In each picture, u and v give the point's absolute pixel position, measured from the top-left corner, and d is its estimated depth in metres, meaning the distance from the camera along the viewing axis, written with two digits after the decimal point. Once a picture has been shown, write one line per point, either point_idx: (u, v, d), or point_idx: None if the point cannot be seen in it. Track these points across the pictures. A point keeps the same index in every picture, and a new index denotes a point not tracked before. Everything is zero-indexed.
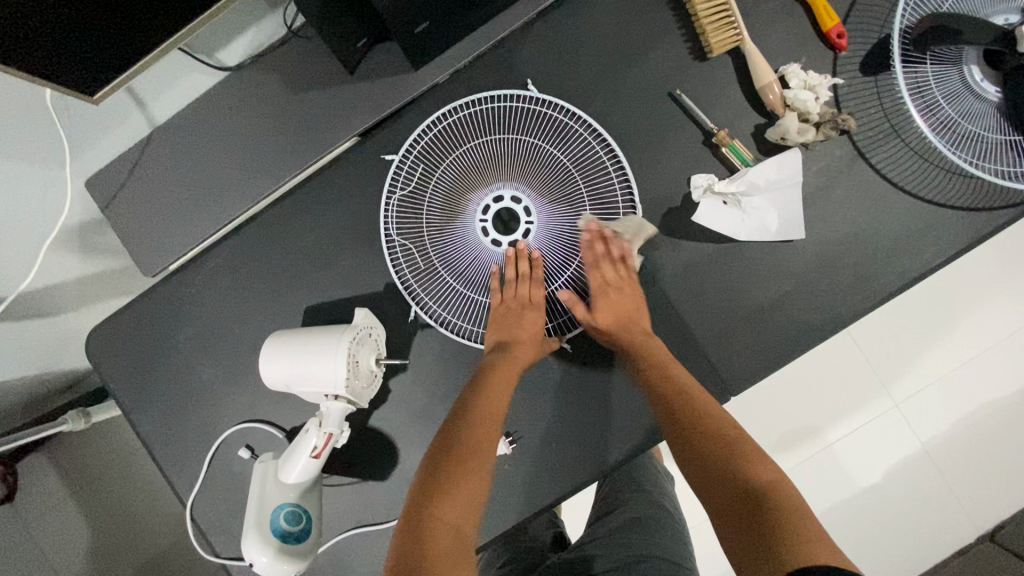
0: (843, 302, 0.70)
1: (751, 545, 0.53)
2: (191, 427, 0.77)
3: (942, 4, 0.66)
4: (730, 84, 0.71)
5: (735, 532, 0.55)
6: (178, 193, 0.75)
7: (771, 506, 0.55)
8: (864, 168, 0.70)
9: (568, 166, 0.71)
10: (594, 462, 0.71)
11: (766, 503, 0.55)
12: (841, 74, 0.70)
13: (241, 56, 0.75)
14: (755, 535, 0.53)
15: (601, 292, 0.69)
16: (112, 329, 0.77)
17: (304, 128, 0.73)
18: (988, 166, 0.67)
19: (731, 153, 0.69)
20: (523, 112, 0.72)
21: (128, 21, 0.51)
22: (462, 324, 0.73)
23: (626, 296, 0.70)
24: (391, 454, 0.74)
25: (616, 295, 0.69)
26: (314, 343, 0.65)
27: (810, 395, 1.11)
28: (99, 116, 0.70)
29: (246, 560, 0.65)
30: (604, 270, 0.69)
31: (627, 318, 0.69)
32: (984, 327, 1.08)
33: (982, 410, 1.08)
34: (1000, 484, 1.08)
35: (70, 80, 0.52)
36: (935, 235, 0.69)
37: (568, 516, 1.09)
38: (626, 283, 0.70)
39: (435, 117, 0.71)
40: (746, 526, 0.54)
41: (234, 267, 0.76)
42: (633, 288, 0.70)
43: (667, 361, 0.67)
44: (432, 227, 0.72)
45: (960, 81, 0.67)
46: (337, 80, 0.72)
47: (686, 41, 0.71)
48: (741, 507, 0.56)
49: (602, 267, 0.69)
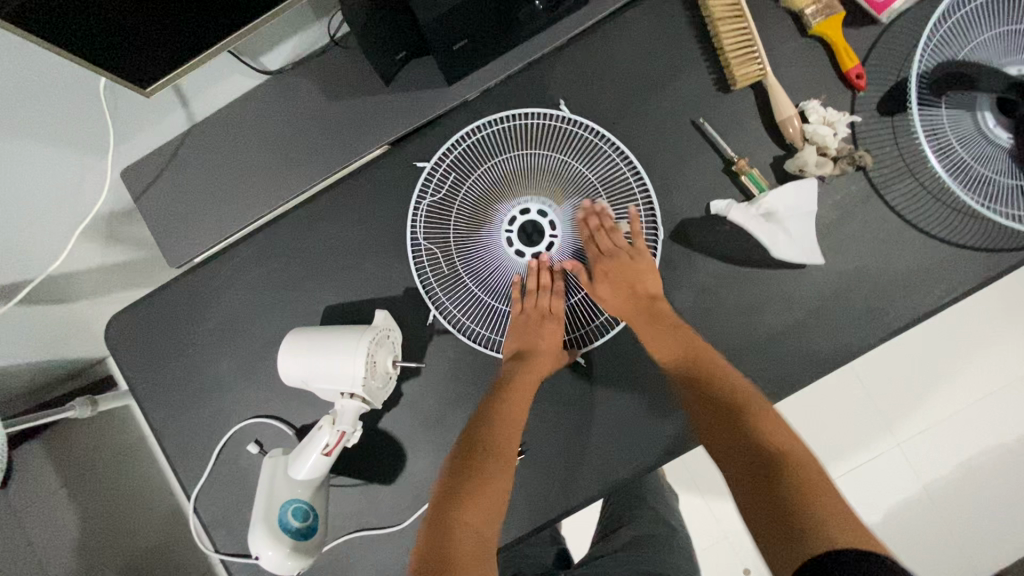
0: (852, 336, 0.71)
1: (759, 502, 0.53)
2: (204, 419, 0.77)
3: (958, 52, 0.69)
4: (753, 117, 0.73)
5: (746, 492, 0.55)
6: (211, 190, 0.77)
7: (783, 483, 0.53)
8: (879, 204, 0.72)
9: (594, 184, 0.74)
10: (602, 477, 0.72)
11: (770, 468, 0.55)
12: (858, 113, 0.72)
13: (282, 62, 0.78)
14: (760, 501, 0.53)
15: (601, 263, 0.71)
16: (133, 318, 0.78)
17: (338, 133, 0.75)
18: (999, 208, 0.69)
19: (749, 182, 0.71)
20: (552, 129, 0.74)
21: (189, 22, 0.53)
22: (480, 331, 0.74)
23: (628, 262, 0.71)
24: (398, 458, 0.74)
25: (615, 265, 0.71)
26: (334, 341, 0.66)
27: (814, 426, 1.11)
28: (140, 111, 0.72)
29: (252, 553, 0.66)
30: (600, 242, 0.72)
31: (631, 284, 0.70)
32: (988, 368, 1.09)
33: (983, 453, 1.08)
34: (1002, 531, 1.08)
35: (125, 72, 0.55)
36: (944, 275, 0.71)
37: (567, 533, 1.08)
38: (625, 249, 0.71)
39: (468, 130, 0.74)
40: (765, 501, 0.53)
41: (258, 264, 0.77)
42: (635, 256, 0.71)
43: (673, 324, 0.68)
44: (459, 235, 0.74)
45: (974, 126, 0.69)
46: (371, 91, 0.75)
47: (710, 74, 0.74)
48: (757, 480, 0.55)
49: (598, 241, 0.72)
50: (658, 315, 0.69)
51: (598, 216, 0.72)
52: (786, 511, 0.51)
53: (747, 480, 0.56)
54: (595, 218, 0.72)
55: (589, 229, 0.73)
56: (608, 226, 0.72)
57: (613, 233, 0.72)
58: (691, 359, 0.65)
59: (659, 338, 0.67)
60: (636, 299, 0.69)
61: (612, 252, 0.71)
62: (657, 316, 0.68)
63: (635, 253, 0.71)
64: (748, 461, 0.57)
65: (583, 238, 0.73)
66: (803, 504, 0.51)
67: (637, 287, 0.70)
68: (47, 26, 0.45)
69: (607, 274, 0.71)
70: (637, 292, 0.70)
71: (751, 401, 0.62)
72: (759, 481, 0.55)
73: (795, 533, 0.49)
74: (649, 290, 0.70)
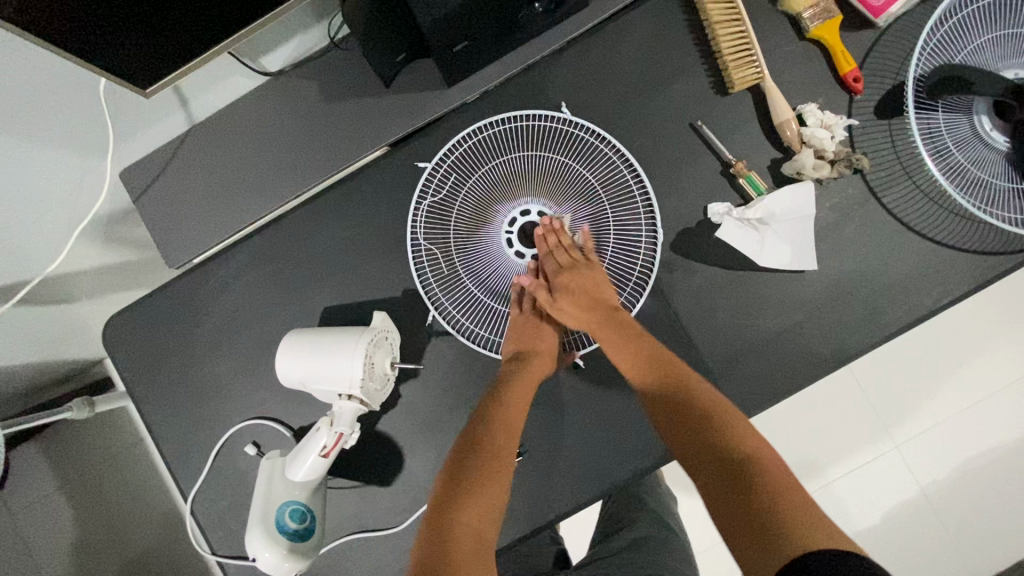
0: (850, 338, 0.71)
1: (737, 509, 0.53)
2: (202, 421, 0.77)
3: (954, 56, 0.70)
4: (751, 120, 0.73)
5: (721, 500, 0.54)
6: (210, 191, 0.77)
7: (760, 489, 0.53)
8: (876, 207, 0.72)
9: (595, 185, 0.74)
10: (600, 480, 0.72)
11: (747, 475, 0.55)
12: (856, 116, 0.73)
13: (282, 64, 0.78)
14: (736, 507, 0.53)
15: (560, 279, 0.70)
16: (131, 319, 0.78)
17: (338, 135, 0.76)
18: (996, 212, 0.69)
19: (748, 184, 0.71)
20: (552, 131, 0.74)
21: (188, 23, 0.54)
22: (480, 332, 0.74)
23: (587, 275, 0.70)
24: (397, 460, 0.74)
25: (575, 279, 0.70)
26: (333, 343, 0.66)
27: (812, 429, 1.11)
28: (140, 112, 0.72)
29: (249, 555, 0.65)
30: (558, 258, 0.71)
31: (593, 298, 0.70)
32: (986, 371, 1.09)
33: (982, 456, 1.08)
34: (1000, 534, 1.08)
35: (124, 72, 0.55)
36: (942, 278, 0.71)
37: (565, 534, 1.08)
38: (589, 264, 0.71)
39: (468, 131, 0.74)
40: (742, 508, 0.52)
41: (257, 265, 0.77)
42: (593, 271, 0.71)
43: (638, 334, 0.68)
44: (460, 236, 0.74)
45: (971, 130, 0.70)
46: (370, 93, 0.75)
47: (709, 77, 0.74)
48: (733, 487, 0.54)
49: (557, 256, 0.71)
50: (623, 325, 0.68)
51: (557, 235, 0.72)
52: (764, 517, 0.51)
53: (722, 487, 0.55)
54: (553, 235, 0.72)
55: (546, 246, 0.72)
56: (566, 243, 0.72)
57: (570, 249, 0.72)
58: (662, 371, 0.65)
59: (623, 349, 0.67)
60: (599, 313, 0.69)
61: (571, 267, 0.71)
62: (622, 326, 0.68)
63: (591, 266, 0.71)
64: (723, 469, 0.56)
65: (543, 253, 0.72)
66: (780, 511, 0.51)
67: (601, 300, 0.70)
68: (45, 25, 0.45)
69: (570, 289, 0.70)
70: (600, 305, 0.70)
71: (723, 409, 0.61)
72: (732, 487, 0.54)
73: (775, 537, 0.49)
74: (611, 302, 0.70)
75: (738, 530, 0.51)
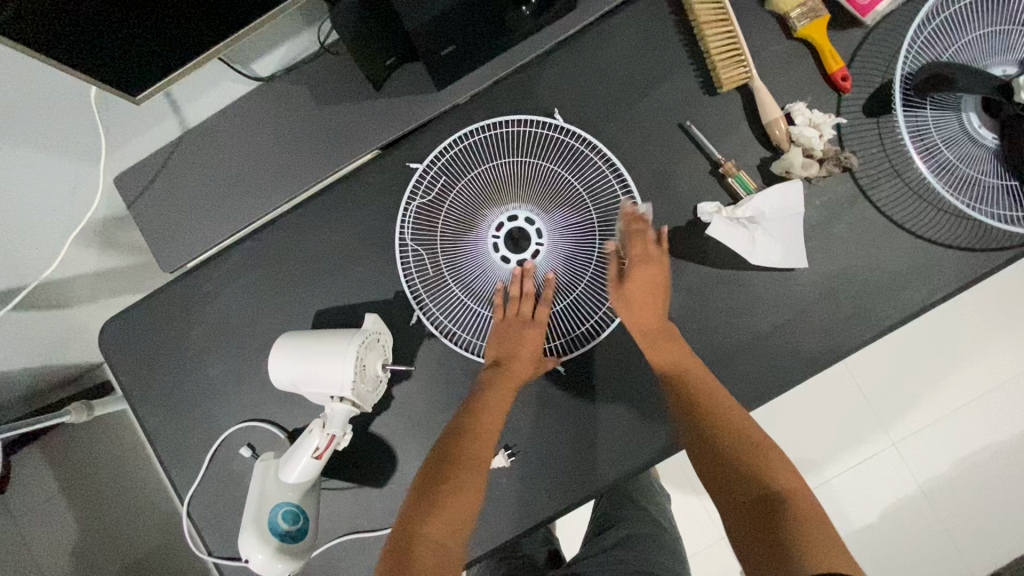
0: (840, 337, 0.71)
1: (754, 525, 0.56)
2: (196, 423, 0.78)
3: (942, 53, 0.70)
4: (739, 119, 0.74)
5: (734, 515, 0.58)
6: (202, 196, 0.78)
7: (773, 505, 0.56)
8: (866, 205, 0.72)
9: (581, 193, 0.74)
10: (592, 479, 0.72)
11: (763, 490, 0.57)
12: (844, 115, 0.73)
13: (273, 68, 0.79)
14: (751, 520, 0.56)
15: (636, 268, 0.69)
16: (125, 323, 0.79)
17: (329, 138, 0.76)
18: (986, 209, 0.69)
19: (736, 183, 0.71)
20: (541, 138, 0.75)
21: (174, 30, 0.54)
22: (463, 335, 0.74)
23: (659, 274, 0.69)
24: (390, 461, 0.74)
25: (647, 272, 0.69)
26: (323, 345, 0.67)
27: (808, 428, 1.11)
28: (133, 119, 0.73)
29: (242, 556, 0.66)
30: (638, 247, 0.69)
31: (655, 300, 0.69)
32: (983, 368, 1.09)
33: (980, 453, 1.08)
34: (998, 532, 1.07)
35: (113, 80, 0.55)
36: (932, 275, 0.71)
37: (560, 534, 1.08)
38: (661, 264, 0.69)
39: (457, 136, 0.75)
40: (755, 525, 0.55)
41: (249, 268, 0.78)
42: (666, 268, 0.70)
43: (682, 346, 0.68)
44: (446, 239, 0.74)
45: (959, 127, 0.70)
46: (360, 96, 0.76)
47: (697, 77, 0.74)
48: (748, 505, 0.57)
49: (637, 245, 0.69)
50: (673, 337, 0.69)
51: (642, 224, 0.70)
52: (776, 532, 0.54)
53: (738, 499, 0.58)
54: (636, 223, 0.70)
55: (630, 233, 0.70)
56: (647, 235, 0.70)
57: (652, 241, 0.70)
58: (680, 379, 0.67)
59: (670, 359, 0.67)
60: (657, 318, 0.68)
61: (648, 261, 0.69)
62: (670, 338, 0.69)
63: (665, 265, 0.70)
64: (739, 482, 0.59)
65: (628, 233, 0.70)
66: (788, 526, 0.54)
67: (661, 305, 0.69)
68: (34, 36, 0.46)
69: (640, 281, 0.69)
70: (661, 308, 0.69)
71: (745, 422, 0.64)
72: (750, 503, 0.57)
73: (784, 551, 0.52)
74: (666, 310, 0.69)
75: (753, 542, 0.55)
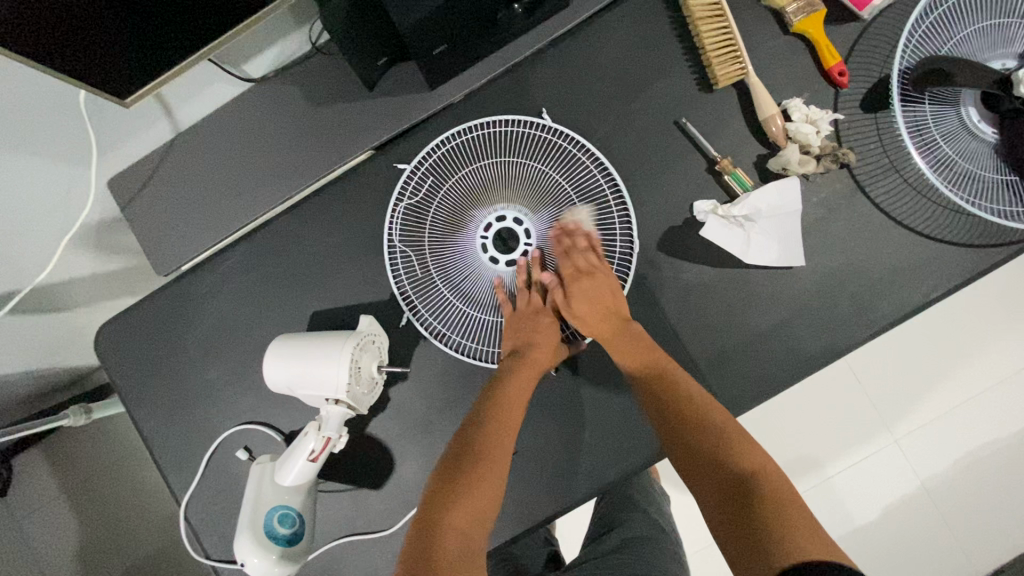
0: (839, 334, 0.71)
1: (737, 523, 0.55)
2: (193, 427, 0.78)
3: (941, 47, 0.69)
4: (736, 116, 0.73)
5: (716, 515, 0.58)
6: (196, 198, 0.77)
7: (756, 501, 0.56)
8: (864, 201, 0.71)
9: (569, 193, 0.74)
10: (589, 480, 0.72)
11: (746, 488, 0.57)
12: (842, 110, 0.72)
13: (265, 69, 0.78)
14: (734, 519, 0.56)
15: (574, 281, 0.71)
16: (120, 327, 0.79)
17: (322, 139, 0.76)
18: (985, 205, 0.69)
19: (733, 181, 0.71)
20: (529, 138, 0.74)
21: (162, 32, 0.53)
22: (453, 337, 0.74)
23: (604, 280, 0.71)
24: (387, 462, 0.74)
25: (586, 283, 0.71)
26: (318, 348, 0.67)
27: (808, 425, 1.11)
28: (125, 122, 0.73)
29: (238, 560, 0.66)
30: (574, 260, 0.72)
31: (606, 304, 0.71)
32: (984, 363, 1.08)
33: (981, 449, 1.08)
34: (1001, 528, 1.07)
35: (100, 83, 0.54)
36: (932, 272, 0.70)
37: (560, 535, 1.08)
38: (599, 269, 0.71)
39: (447, 135, 0.74)
40: (737, 523, 0.55)
41: (244, 271, 0.77)
42: (609, 274, 0.71)
43: (648, 344, 0.69)
44: (434, 240, 0.74)
45: (958, 122, 0.69)
46: (354, 96, 0.75)
47: (693, 73, 0.73)
48: (729, 504, 0.57)
49: (573, 258, 0.72)
50: (636, 337, 0.69)
51: (573, 236, 0.73)
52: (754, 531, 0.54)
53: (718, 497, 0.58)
54: (568, 237, 0.73)
55: (562, 247, 0.73)
56: (582, 245, 0.72)
57: (586, 252, 0.72)
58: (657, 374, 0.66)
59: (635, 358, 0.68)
60: (611, 321, 0.70)
61: (590, 270, 0.71)
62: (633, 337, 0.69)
63: (607, 272, 0.71)
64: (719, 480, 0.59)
65: (558, 254, 0.73)
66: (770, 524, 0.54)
67: (615, 308, 0.70)
68: (20, 40, 0.45)
69: (582, 291, 0.71)
70: (613, 311, 0.70)
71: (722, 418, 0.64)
72: (732, 502, 0.57)
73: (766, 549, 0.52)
74: (622, 312, 0.71)
75: (735, 540, 0.55)
